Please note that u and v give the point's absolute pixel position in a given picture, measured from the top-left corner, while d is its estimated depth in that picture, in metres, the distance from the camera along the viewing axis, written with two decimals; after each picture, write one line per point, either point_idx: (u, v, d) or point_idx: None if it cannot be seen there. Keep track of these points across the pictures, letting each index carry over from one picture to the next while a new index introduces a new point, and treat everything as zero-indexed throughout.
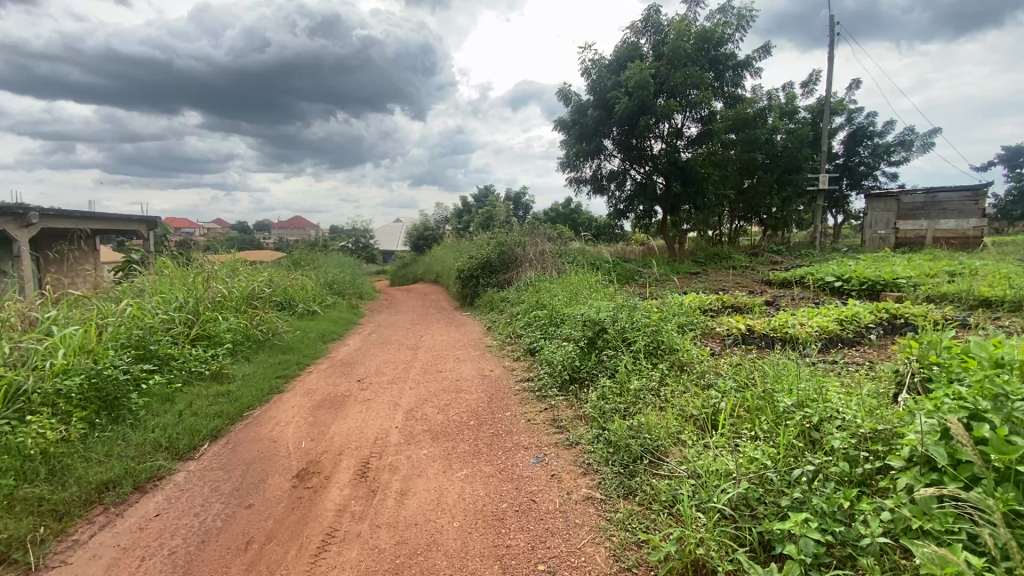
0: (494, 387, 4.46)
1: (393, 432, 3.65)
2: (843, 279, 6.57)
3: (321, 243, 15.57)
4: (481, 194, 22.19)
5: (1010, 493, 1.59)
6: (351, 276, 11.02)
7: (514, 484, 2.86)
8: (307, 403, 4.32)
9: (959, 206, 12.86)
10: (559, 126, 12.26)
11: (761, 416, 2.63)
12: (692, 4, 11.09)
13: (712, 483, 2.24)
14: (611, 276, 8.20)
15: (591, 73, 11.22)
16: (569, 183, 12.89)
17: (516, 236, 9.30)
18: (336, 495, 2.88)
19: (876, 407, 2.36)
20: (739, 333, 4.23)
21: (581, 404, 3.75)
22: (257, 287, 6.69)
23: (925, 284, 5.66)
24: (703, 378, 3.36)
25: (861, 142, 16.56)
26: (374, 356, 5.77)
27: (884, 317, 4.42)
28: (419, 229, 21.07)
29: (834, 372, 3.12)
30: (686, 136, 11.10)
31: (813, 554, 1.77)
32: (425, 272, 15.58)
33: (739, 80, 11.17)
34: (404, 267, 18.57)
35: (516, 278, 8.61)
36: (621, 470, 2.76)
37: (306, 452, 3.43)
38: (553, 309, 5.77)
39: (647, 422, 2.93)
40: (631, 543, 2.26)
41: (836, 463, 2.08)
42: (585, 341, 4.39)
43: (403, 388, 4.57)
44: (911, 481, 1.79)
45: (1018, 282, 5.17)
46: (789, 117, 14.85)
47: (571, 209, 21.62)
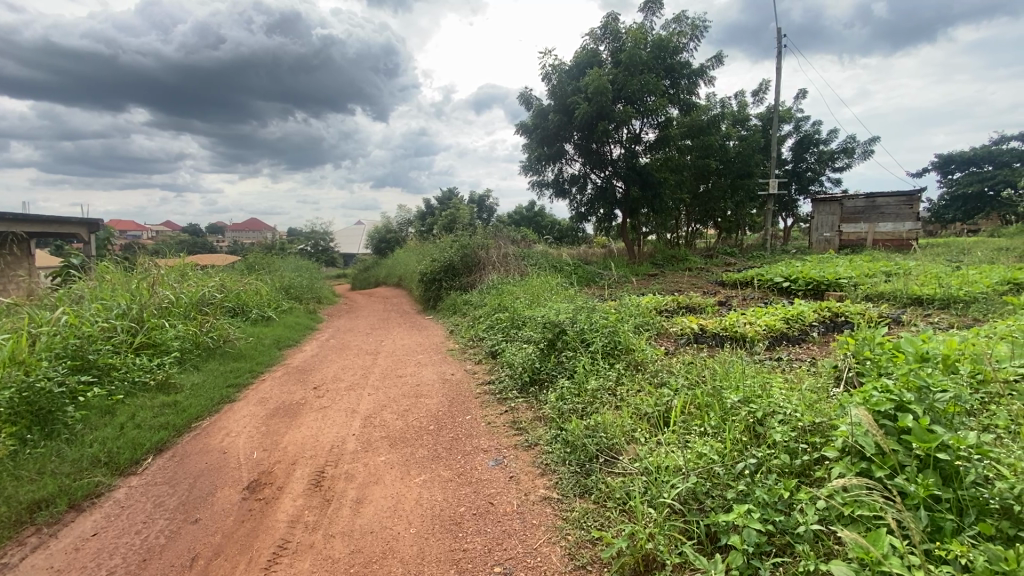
0: (454, 390, 4.44)
1: (350, 439, 3.58)
2: (790, 280, 6.89)
3: (279, 247, 15.10)
4: (445, 196, 22.05)
5: (930, 479, 1.70)
6: (310, 280, 10.73)
7: (472, 488, 2.85)
8: (260, 412, 4.17)
9: (896, 210, 13.81)
10: (520, 129, 12.34)
11: (710, 412, 2.73)
12: (648, 13, 11.40)
13: (662, 479, 2.31)
14: (572, 279, 8.32)
15: (552, 78, 11.36)
16: (531, 186, 12.99)
17: (479, 239, 9.28)
18: (289, 506, 2.79)
19: (815, 400, 2.48)
20: (692, 333, 4.38)
21: (540, 405, 3.79)
22: (208, 292, 6.42)
23: (864, 284, 5.99)
24: (656, 376, 3.45)
25: (808, 149, 17.41)
26: (331, 362, 5.64)
27: (826, 316, 4.63)
28: (381, 232, 20.70)
29: (779, 369, 3.25)
30: (645, 142, 11.41)
31: (755, 544, 1.85)
32: (388, 275, 15.35)
33: (693, 88, 11.56)
34: (365, 270, 18.22)
35: (479, 281, 8.61)
36: (578, 469, 2.80)
37: (257, 463, 3.32)
38: (514, 313, 5.81)
39: (603, 421, 2.99)
40: (586, 541, 2.29)
41: (777, 455, 2.17)
42: (545, 343, 4.44)
43: (361, 394, 4.48)
44: (843, 470, 1.89)
45: (946, 282, 5.54)
46: (741, 124, 15.44)
47: (535, 212, 21.80)
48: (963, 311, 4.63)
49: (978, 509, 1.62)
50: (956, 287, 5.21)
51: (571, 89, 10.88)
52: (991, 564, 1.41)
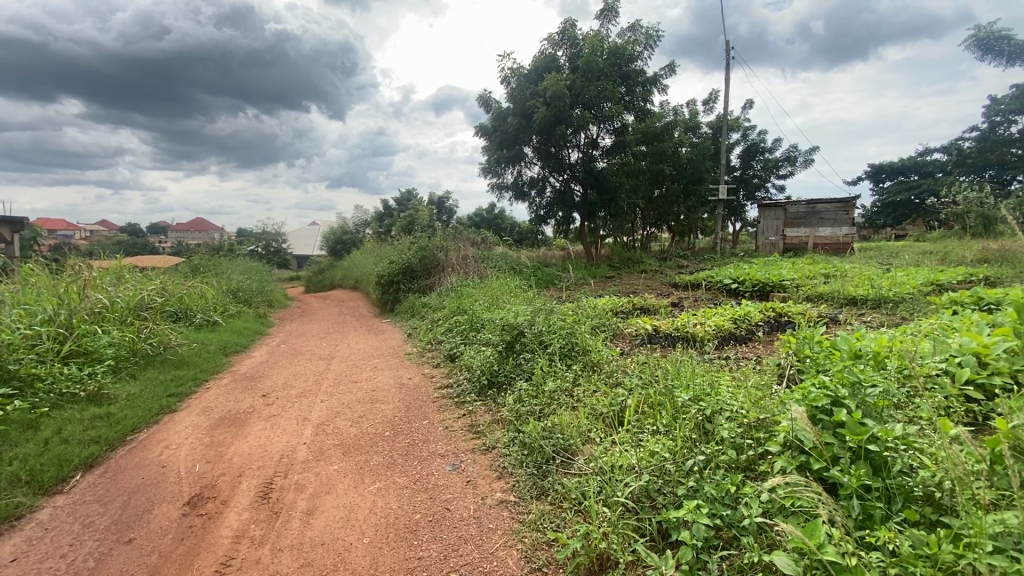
0: (411, 395, 4.36)
1: (301, 448, 3.45)
2: (738, 282, 7.17)
3: (226, 248, 14.43)
4: (404, 197, 21.72)
5: (861, 470, 1.80)
6: (260, 282, 10.30)
7: (428, 494, 2.80)
8: (203, 423, 3.96)
9: (834, 215, 14.64)
10: (479, 131, 12.33)
11: (663, 411, 2.80)
12: (605, 21, 11.64)
13: (616, 478, 2.35)
14: (531, 282, 8.37)
15: (510, 81, 11.42)
16: (491, 188, 12.98)
17: (438, 240, 9.17)
18: (234, 520, 2.66)
19: (759, 398, 2.58)
20: (646, 333, 4.50)
21: (498, 408, 3.78)
22: (148, 296, 6.05)
23: (806, 285, 6.32)
24: (611, 377, 3.52)
25: (755, 157, 18.27)
26: (281, 368, 5.43)
27: (770, 316, 4.85)
28: (337, 233, 20.16)
29: (726, 368, 3.36)
30: (602, 146, 11.67)
31: (704, 538, 1.91)
32: (344, 278, 14.96)
33: (648, 96, 11.86)
34: (320, 272, 17.71)
35: (437, 283, 8.51)
36: (535, 471, 2.81)
37: (200, 476, 3.14)
38: (473, 314, 5.77)
39: (560, 422, 3.02)
40: (542, 543, 2.29)
41: (725, 451, 2.25)
42: (503, 345, 4.44)
43: (313, 401, 4.33)
44: (784, 463, 1.97)
45: (879, 283, 5.93)
46: (693, 131, 16.02)
47: (495, 214, 21.81)
48: (892, 310, 4.95)
49: (904, 496, 1.72)
50: (886, 288, 5.58)
51: (530, 93, 10.99)
52: (917, 549, 1.49)
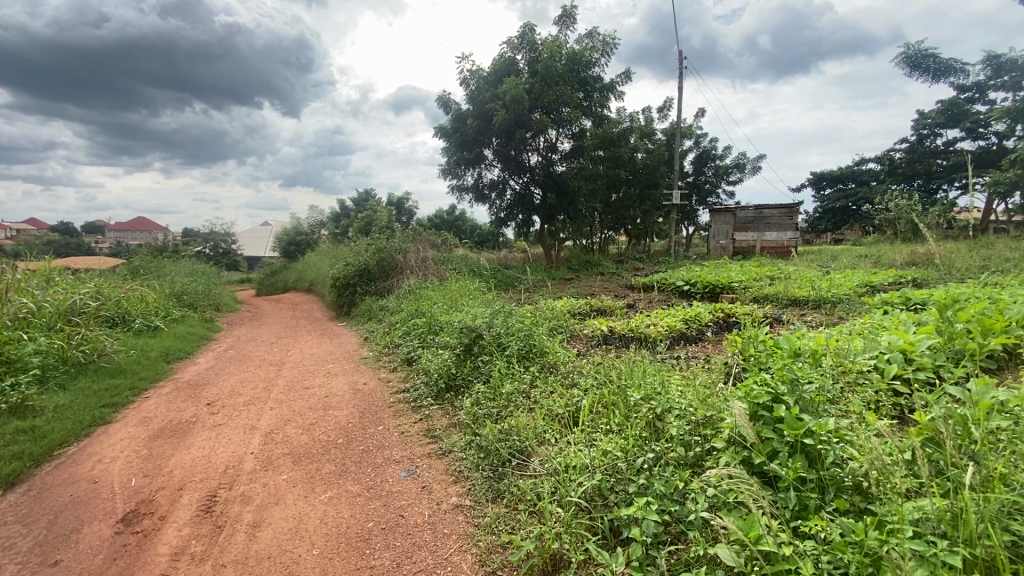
0: (366, 401, 4.26)
1: (248, 458, 3.31)
2: (690, 284, 7.41)
3: (170, 249, 13.67)
4: (361, 198, 21.28)
5: (798, 463, 1.88)
6: (206, 285, 9.82)
7: (382, 501, 2.75)
8: (141, 434, 3.73)
9: (779, 220, 15.30)
10: (438, 132, 12.25)
11: (616, 410, 2.87)
12: (564, 26, 11.80)
13: (570, 478, 2.37)
14: (490, 284, 8.37)
15: (470, 82, 11.41)
16: (451, 189, 12.91)
17: (397, 242, 9.03)
18: (173, 536, 2.52)
19: (707, 395, 2.68)
20: (603, 334, 4.60)
21: (456, 411, 3.75)
22: (80, 300, 5.66)
23: (752, 287, 6.61)
24: (567, 378, 3.58)
25: (707, 163, 18.98)
26: (228, 375, 5.20)
27: (719, 316, 5.04)
28: (291, 234, 19.51)
29: (677, 367, 3.47)
30: (561, 151, 11.86)
31: (653, 534, 1.96)
32: (297, 280, 14.47)
33: (605, 102, 12.12)
34: (272, 274, 17.07)
35: (396, 286, 8.38)
36: (491, 473, 2.81)
37: (137, 491, 2.96)
38: (431, 317, 5.71)
39: (517, 423, 3.04)
40: (497, 546, 2.29)
41: (674, 449, 2.32)
42: (461, 348, 4.41)
43: (262, 409, 4.17)
44: (728, 458, 2.06)
45: (820, 284, 6.26)
46: (648, 137, 16.49)
47: (455, 216, 21.68)
48: (830, 310, 5.25)
49: (836, 486, 1.82)
50: (825, 289, 5.90)
51: (489, 95, 11.00)
52: (846, 536, 1.58)
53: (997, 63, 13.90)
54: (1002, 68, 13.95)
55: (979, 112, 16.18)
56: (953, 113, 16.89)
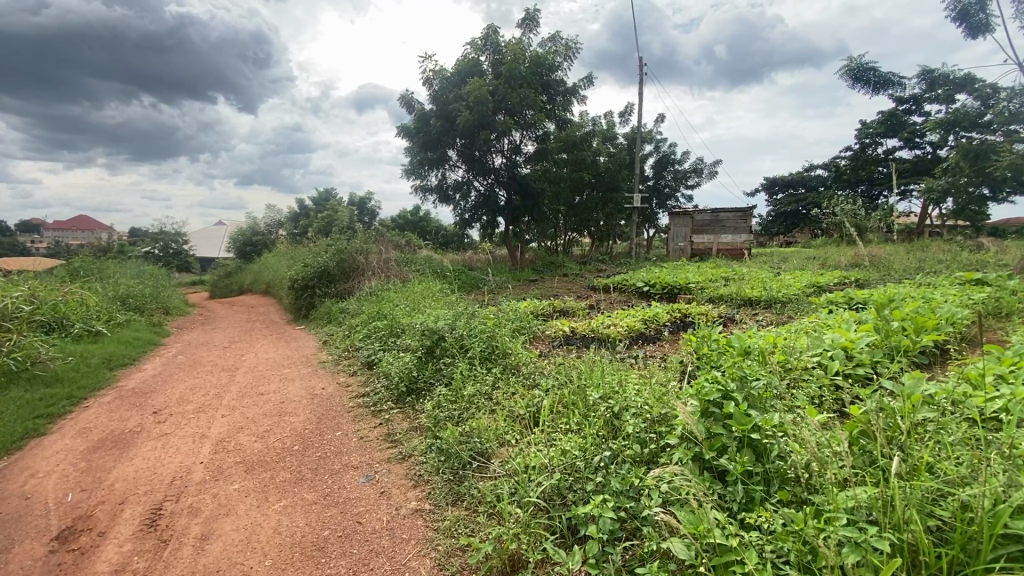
0: (324, 406, 4.15)
1: (197, 468, 3.17)
2: (649, 284, 7.59)
3: (114, 250, 12.93)
4: (322, 197, 20.75)
5: (745, 457, 1.96)
6: (154, 287, 9.34)
7: (339, 508, 2.68)
8: (79, 446, 3.51)
9: (734, 223, 15.86)
10: (401, 131, 12.09)
11: (575, 410, 2.90)
12: (527, 30, 11.87)
13: (529, 479, 2.38)
14: (453, 285, 8.34)
15: (433, 82, 11.32)
16: (415, 190, 12.77)
17: (358, 243, 8.87)
18: (113, 553, 2.39)
19: (662, 393, 2.75)
20: (564, 335, 4.66)
21: (416, 415, 3.70)
22: (11, 304, 5.29)
23: (708, 288, 6.84)
24: (529, 378, 3.60)
25: (667, 167, 19.51)
26: (177, 382, 4.96)
27: (677, 316, 5.20)
28: (246, 234, 18.81)
29: (635, 365, 3.56)
30: (525, 153, 11.95)
31: (609, 531, 1.99)
32: (254, 282, 13.97)
33: (568, 105, 12.28)
34: (227, 275, 16.40)
35: (357, 288, 8.22)
36: (451, 476, 2.80)
37: (74, 506, 2.78)
38: (393, 319, 5.62)
39: (478, 426, 3.03)
40: (456, 549, 2.28)
41: (630, 446, 2.37)
42: (423, 351, 4.37)
43: (213, 417, 4.00)
44: (681, 455, 2.12)
45: (771, 285, 6.53)
46: (611, 141, 16.80)
47: (419, 217, 21.45)
48: (780, 309, 5.50)
49: (780, 479, 1.90)
50: (776, 290, 6.17)
51: (453, 96, 10.95)
52: (787, 525, 1.65)
53: (930, 77, 14.88)
54: (935, 83, 14.94)
55: (914, 123, 17.29)
56: (892, 123, 17.98)
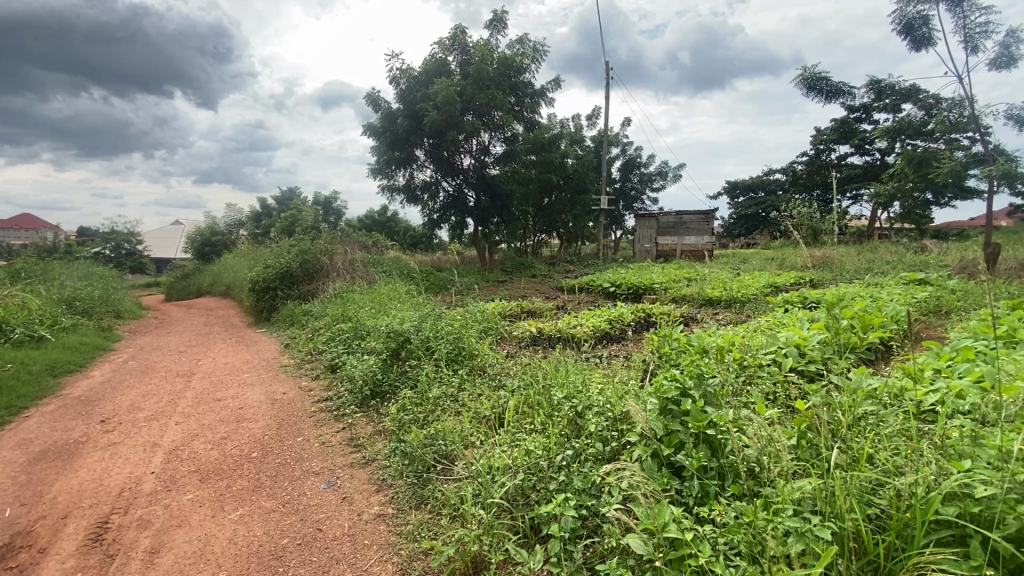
0: (284, 411, 4.05)
1: (147, 479, 3.04)
2: (615, 285, 7.72)
3: (60, 251, 12.24)
4: (285, 196, 20.21)
5: (701, 453, 2.02)
6: (104, 289, 8.88)
7: (299, 516, 2.62)
8: (17, 459, 3.30)
9: (697, 225, 16.31)
10: (368, 130, 11.90)
11: (540, 410, 2.93)
12: (495, 31, 11.87)
13: (493, 479, 2.39)
14: (421, 287, 8.26)
15: (400, 81, 11.19)
16: (382, 190, 12.59)
17: (322, 244, 8.69)
18: (53, 571, 2.26)
19: (624, 392, 2.80)
20: (531, 335, 4.69)
21: (380, 419, 3.65)
22: None
23: (671, 288, 7.00)
24: (495, 379, 3.60)
25: (633, 170, 19.88)
26: (127, 388, 4.74)
27: (641, 316, 5.30)
28: (205, 234, 18.13)
29: (599, 365, 3.61)
30: (494, 154, 12.00)
31: (571, 529, 2.02)
32: (213, 283, 13.47)
33: (536, 108, 12.35)
34: (184, 277, 15.76)
35: (321, 289, 8.04)
36: (415, 480, 2.77)
37: (11, 522, 2.62)
38: (357, 322, 5.52)
39: (442, 428, 3.01)
40: (418, 553, 2.26)
41: (592, 444, 2.40)
42: (388, 353, 4.31)
43: (166, 425, 3.84)
44: (642, 452, 2.16)
45: (731, 285, 6.73)
46: (579, 144, 16.99)
47: (387, 217, 21.16)
48: (739, 308, 5.68)
49: (733, 473, 1.97)
50: (735, 290, 6.36)
51: (421, 96, 10.87)
52: (739, 517, 1.71)
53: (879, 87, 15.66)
54: (882, 93, 15.73)
55: (864, 131, 18.17)
56: (844, 130, 18.83)
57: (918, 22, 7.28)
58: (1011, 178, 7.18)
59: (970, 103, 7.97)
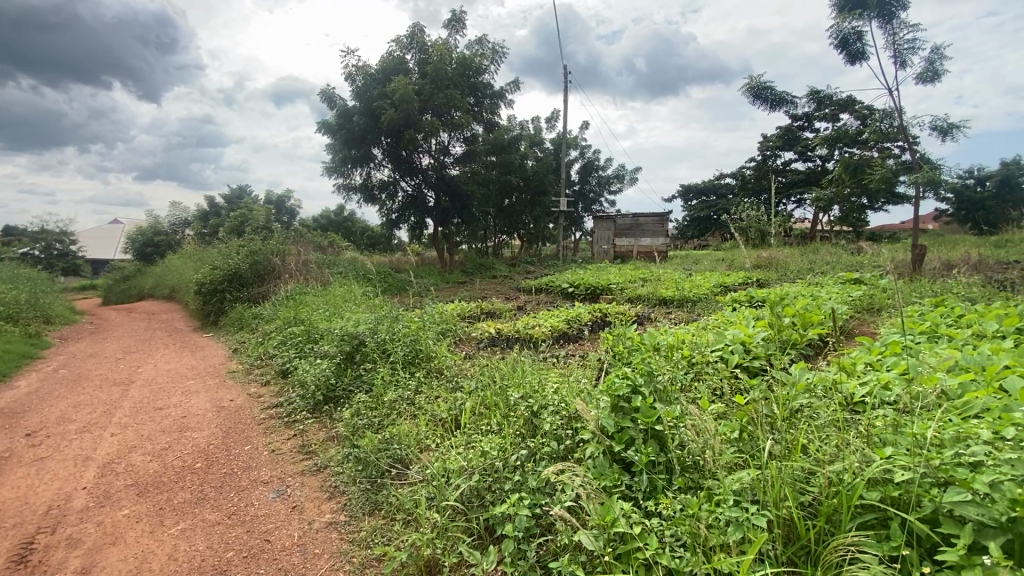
0: (231, 419, 3.88)
1: (78, 495, 2.84)
2: (573, 286, 7.84)
3: None
4: (235, 195, 19.40)
5: (650, 449, 2.08)
6: (31, 293, 8.26)
7: (245, 527, 2.52)
8: None
9: (653, 227, 16.77)
10: (322, 128, 11.60)
11: (497, 411, 2.94)
12: (453, 31, 11.81)
13: (447, 482, 2.38)
14: (377, 288, 8.11)
15: (356, 78, 10.97)
16: (337, 189, 12.29)
17: (274, 245, 8.40)
18: None
19: (579, 391, 2.84)
20: (490, 337, 4.69)
21: (334, 424, 3.56)
22: None
23: (627, 288, 7.16)
24: (452, 381, 3.59)
25: (591, 173, 20.23)
26: (57, 399, 4.42)
27: (597, 316, 5.41)
28: (146, 234, 17.16)
29: (556, 365, 3.66)
30: (454, 154, 11.95)
31: (525, 528, 2.03)
32: (155, 286, 12.76)
33: (495, 109, 12.38)
34: (123, 279, 14.84)
35: (272, 292, 7.76)
36: (368, 485, 2.71)
37: None
38: (310, 325, 5.36)
39: (398, 432, 2.97)
40: (371, 560, 2.22)
41: (547, 443, 2.43)
42: (342, 357, 4.21)
43: (100, 437, 3.60)
44: (594, 449, 2.20)
45: (682, 285, 6.96)
46: (538, 146, 17.14)
47: (344, 217, 20.66)
48: (691, 308, 5.88)
49: (680, 467, 2.04)
50: (687, 290, 6.59)
51: (377, 94, 10.69)
52: (684, 509, 1.77)
53: (819, 98, 16.57)
54: (822, 103, 16.64)
55: (807, 138, 19.17)
56: (788, 137, 19.82)
57: (853, 37, 7.74)
58: (935, 185, 7.76)
59: (899, 114, 8.56)
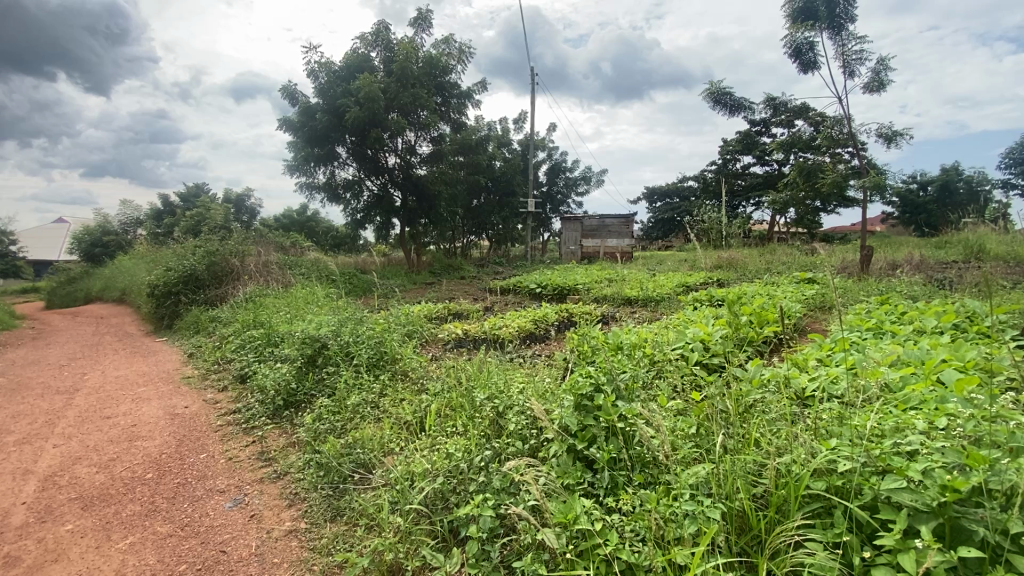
0: (185, 427, 3.73)
1: (16, 511, 2.68)
2: (541, 286, 7.89)
3: None
4: (191, 193, 18.64)
5: (612, 446, 2.12)
6: None
7: (200, 539, 2.43)
8: None
9: (619, 228, 17.06)
10: (284, 125, 11.29)
11: (462, 412, 2.92)
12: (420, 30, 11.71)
13: (411, 485, 2.36)
14: (342, 290, 7.95)
15: (319, 75, 10.75)
16: (300, 188, 11.98)
17: (232, 245, 8.12)
18: None
19: (544, 390, 2.87)
20: (456, 338, 4.67)
21: (295, 429, 3.47)
22: None
23: (593, 289, 7.27)
24: (418, 383, 3.55)
25: (559, 174, 20.41)
26: None
27: (563, 316, 5.46)
28: (94, 233, 16.29)
29: (522, 365, 3.68)
30: (420, 154, 11.84)
31: (489, 529, 2.03)
32: (104, 288, 12.14)
33: (462, 109, 12.34)
34: (69, 281, 14.05)
35: (230, 294, 7.49)
36: (330, 491, 2.66)
37: None
38: (271, 328, 5.21)
39: (361, 436, 2.92)
40: (333, 567, 2.18)
41: (511, 443, 2.44)
42: (303, 360, 4.10)
43: (41, 449, 3.40)
44: (557, 448, 2.22)
45: (646, 285, 7.10)
46: (506, 146, 17.17)
47: (308, 217, 20.16)
48: (654, 307, 6.01)
49: (641, 463, 2.09)
50: (650, 289, 6.74)
51: (341, 91, 10.50)
52: (643, 504, 1.82)
53: (776, 105, 17.23)
54: (778, 109, 17.30)
55: (764, 143, 19.89)
56: (747, 142, 20.52)
57: (806, 47, 8.09)
58: (881, 189, 8.18)
59: (848, 121, 9.00)
